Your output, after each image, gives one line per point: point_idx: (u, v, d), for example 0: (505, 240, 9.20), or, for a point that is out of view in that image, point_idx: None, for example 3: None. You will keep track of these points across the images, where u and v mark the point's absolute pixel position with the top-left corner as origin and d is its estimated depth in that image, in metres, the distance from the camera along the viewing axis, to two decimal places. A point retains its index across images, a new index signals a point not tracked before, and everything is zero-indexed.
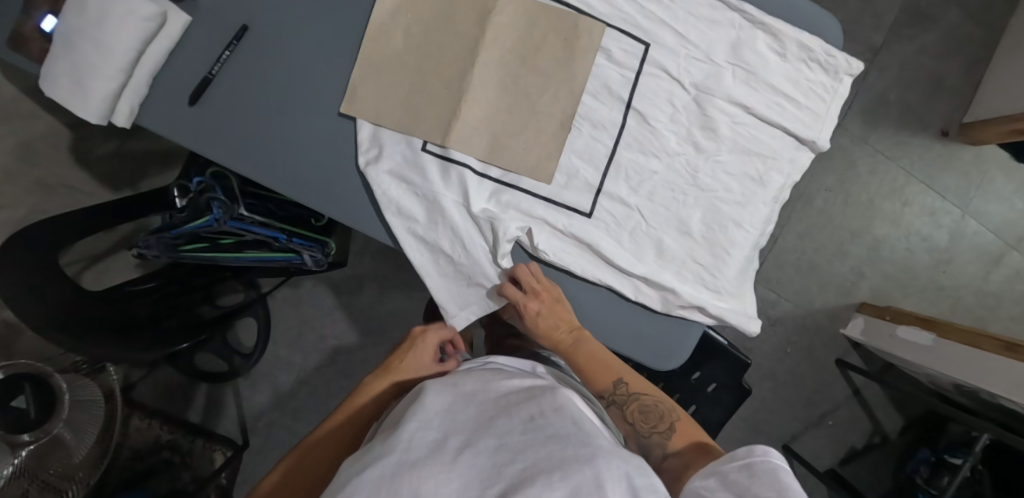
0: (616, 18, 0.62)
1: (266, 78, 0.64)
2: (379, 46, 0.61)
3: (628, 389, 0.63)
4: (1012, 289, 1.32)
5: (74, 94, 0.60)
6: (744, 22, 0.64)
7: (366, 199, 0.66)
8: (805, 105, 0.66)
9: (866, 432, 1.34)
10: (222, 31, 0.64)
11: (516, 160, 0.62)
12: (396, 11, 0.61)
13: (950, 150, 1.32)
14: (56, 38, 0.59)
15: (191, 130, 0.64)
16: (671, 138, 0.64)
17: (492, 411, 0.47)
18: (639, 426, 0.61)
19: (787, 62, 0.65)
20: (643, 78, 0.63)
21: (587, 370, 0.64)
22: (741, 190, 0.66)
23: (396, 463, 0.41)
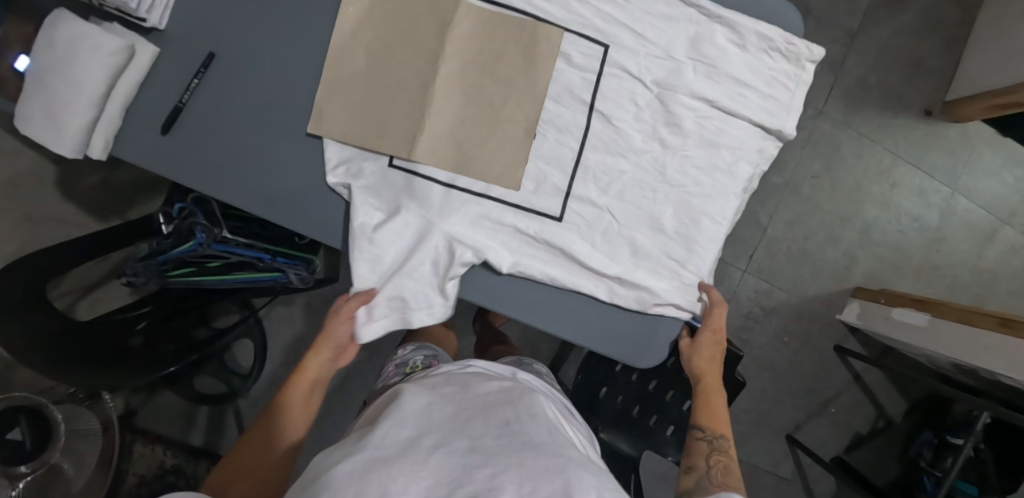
0: (575, 23, 0.63)
1: (235, 102, 0.65)
2: (341, 67, 0.62)
3: (726, 446, 0.58)
4: (1007, 264, 1.32)
5: (48, 130, 0.61)
6: (700, 16, 0.64)
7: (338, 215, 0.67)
8: (769, 94, 0.66)
9: (870, 417, 1.33)
10: (190, 60, 0.65)
11: (484, 169, 0.62)
12: (357, 32, 0.62)
13: (935, 129, 1.31)
14: (28, 78, 0.61)
15: (166, 159, 0.65)
16: (636, 136, 0.65)
17: (467, 410, 0.47)
18: (712, 472, 0.55)
19: (748, 53, 0.65)
20: (604, 79, 0.64)
21: (700, 410, 0.63)
22: (710, 183, 0.67)
23: (367, 459, 0.40)
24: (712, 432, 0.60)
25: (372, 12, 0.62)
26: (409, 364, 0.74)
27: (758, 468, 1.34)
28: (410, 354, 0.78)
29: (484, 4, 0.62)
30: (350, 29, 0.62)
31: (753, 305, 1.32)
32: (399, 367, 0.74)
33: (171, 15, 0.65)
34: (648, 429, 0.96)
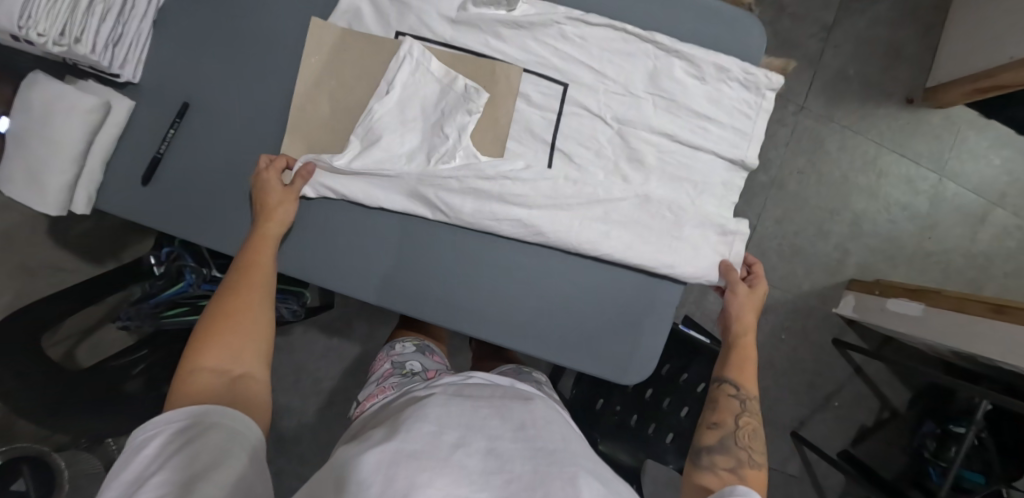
0: (530, 62, 0.65)
1: (208, 154, 0.67)
2: (304, 109, 0.65)
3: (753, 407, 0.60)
4: (1000, 246, 1.32)
5: (32, 191, 0.63)
6: (657, 51, 0.65)
7: (344, 208, 0.67)
8: (729, 124, 0.67)
9: (874, 409, 1.32)
10: (166, 110, 0.67)
11: (452, 206, 0.65)
12: (318, 71, 0.65)
13: (918, 117, 1.31)
14: (9, 141, 0.63)
15: (145, 210, 0.67)
16: (597, 171, 0.67)
17: (484, 413, 0.47)
18: (737, 431, 0.57)
19: (706, 84, 0.66)
20: (565, 117, 0.66)
21: (739, 364, 0.63)
22: (676, 219, 0.67)
23: (395, 451, 0.41)
24: (746, 389, 0.61)
25: (331, 61, 0.65)
26: (403, 367, 0.73)
27: None
28: (408, 356, 0.77)
29: (442, 48, 0.65)
30: (310, 78, 0.65)
31: None
32: (394, 368, 0.73)
33: (144, 69, 0.67)
34: (647, 438, 0.98)
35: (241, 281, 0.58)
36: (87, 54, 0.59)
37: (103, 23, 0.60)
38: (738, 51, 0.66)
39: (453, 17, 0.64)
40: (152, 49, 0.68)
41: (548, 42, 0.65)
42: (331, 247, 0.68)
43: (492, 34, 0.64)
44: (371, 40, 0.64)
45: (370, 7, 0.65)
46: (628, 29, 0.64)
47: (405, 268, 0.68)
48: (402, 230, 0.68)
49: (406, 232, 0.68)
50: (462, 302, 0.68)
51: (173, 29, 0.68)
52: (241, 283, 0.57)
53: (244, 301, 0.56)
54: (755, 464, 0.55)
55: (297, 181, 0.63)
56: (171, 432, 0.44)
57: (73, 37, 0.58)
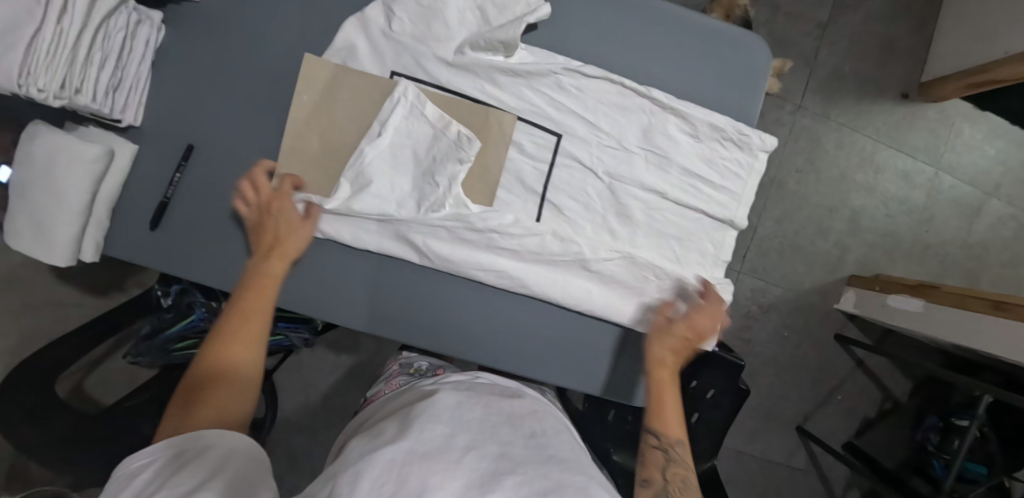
0: (526, 111, 0.64)
1: (215, 198, 0.67)
2: (296, 149, 0.64)
3: (681, 453, 0.53)
4: (996, 236, 1.34)
5: (38, 243, 0.61)
6: (653, 106, 0.64)
7: (336, 248, 0.66)
8: (720, 185, 0.66)
9: (876, 400, 1.35)
10: (171, 153, 0.67)
11: (439, 255, 0.64)
12: (307, 122, 0.64)
13: (913, 112, 1.32)
14: (11, 192, 0.61)
15: (157, 254, 0.67)
16: (586, 227, 0.66)
17: (492, 417, 0.47)
18: (668, 486, 0.51)
19: (700, 143, 0.65)
20: (556, 170, 0.65)
21: (659, 406, 0.55)
22: (658, 284, 0.66)
23: (407, 449, 0.40)
24: (669, 438, 0.53)
25: (321, 108, 0.64)
26: (413, 367, 0.72)
27: (772, 462, 1.36)
28: (417, 358, 0.75)
29: (437, 90, 0.64)
30: (299, 130, 0.64)
31: (750, 304, 1.33)
32: (403, 367, 0.72)
33: (145, 111, 0.67)
34: None
35: (244, 315, 0.55)
36: (87, 104, 0.58)
37: (101, 70, 0.59)
38: (739, 84, 0.66)
39: (450, 60, 0.63)
40: (152, 89, 0.67)
41: (543, 91, 0.64)
42: (319, 281, 0.66)
43: (489, 81, 0.64)
44: (376, 87, 0.63)
45: (368, 46, 0.64)
46: (624, 82, 0.63)
47: (391, 302, 0.67)
48: (393, 278, 0.67)
49: (395, 283, 0.67)
50: (454, 346, 0.68)
51: (172, 71, 0.67)
52: (250, 311, 0.55)
53: (247, 334, 0.54)
54: None
55: (308, 221, 0.62)
56: (162, 460, 0.43)
57: (72, 89, 0.56)
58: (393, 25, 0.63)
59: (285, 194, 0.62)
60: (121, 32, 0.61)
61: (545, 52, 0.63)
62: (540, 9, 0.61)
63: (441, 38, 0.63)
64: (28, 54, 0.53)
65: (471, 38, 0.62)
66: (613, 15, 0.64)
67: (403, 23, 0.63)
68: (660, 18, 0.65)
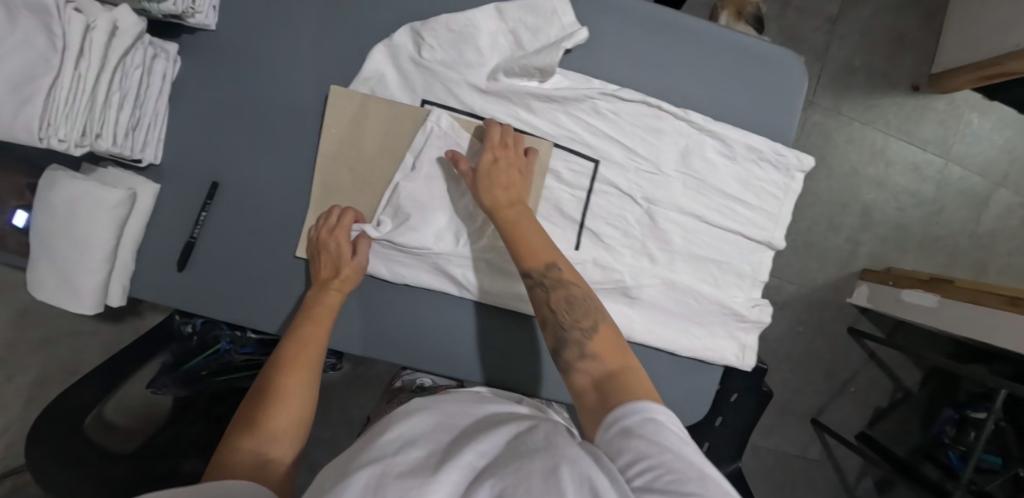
0: (562, 137, 0.63)
1: (242, 237, 0.65)
2: (328, 184, 0.63)
3: (557, 277, 0.53)
4: (1004, 225, 1.35)
5: (63, 292, 0.59)
6: (690, 129, 0.63)
7: (374, 284, 0.66)
8: (758, 206, 0.66)
9: (888, 390, 1.37)
10: (193, 191, 0.65)
11: (481, 287, 0.65)
12: (337, 157, 0.62)
13: (923, 104, 1.32)
14: (32, 243, 0.59)
15: (189, 296, 0.65)
16: (625, 252, 0.65)
17: (523, 452, 0.39)
18: (561, 317, 0.52)
19: (737, 164, 0.65)
20: (594, 197, 0.64)
21: (522, 245, 0.55)
22: (697, 306, 0.67)
23: (378, 472, 0.39)
24: (539, 272, 0.54)
25: (350, 142, 0.62)
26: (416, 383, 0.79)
27: (788, 455, 1.38)
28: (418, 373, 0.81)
29: (471, 119, 0.62)
30: (328, 166, 0.63)
31: None
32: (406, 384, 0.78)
33: (164, 148, 0.64)
34: None
35: (300, 348, 0.56)
36: (108, 147, 0.56)
37: (120, 111, 0.57)
38: (775, 102, 0.66)
39: (483, 86, 0.62)
40: (169, 124, 0.64)
41: (577, 116, 0.63)
42: (359, 314, 0.66)
43: (523, 106, 0.62)
44: (409, 117, 0.61)
45: (396, 73, 0.62)
46: (662, 105, 0.62)
47: (430, 333, 0.67)
48: (435, 313, 0.67)
49: (434, 317, 0.67)
50: (492, 376, 0.69)
51: (190, 104, 0.64)
52: (307, 340, 0.57)
53: (302, 366, 0.55)
54: (589, 358, 0.49)
55: (360, 245, 0.61)
56: None
57: (93, 135, 0.54)
58: (423, 52, 0.61)
59: (343, 227, 0.60)
60: (138, 70, 0.58)
61: (580, 76, 0.62)
62: (576, 33, 0.60)
63: (473, 64, 0.62)
64: (46, 105, 0.49)
65: (505, 63, 0.61)
66: (646, 35, 0.63)
67: (433, 49, 0.61)
68: (694, 37, 0.63)
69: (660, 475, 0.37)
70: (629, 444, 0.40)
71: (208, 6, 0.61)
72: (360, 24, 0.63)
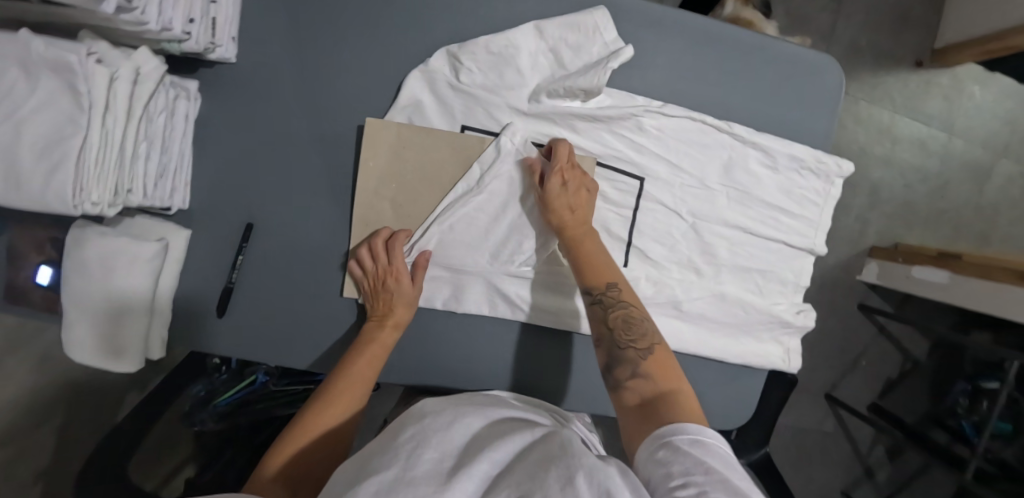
0: (608, 156, 0.62)
1: (284, 279, 0.63)
2: (368, 218, 0.61)
3: (619, 298, 0.54)
4: (1007, 196, 1.38)
5: (99, 350, 0.57)
6: (734, 142, 0.64)
7: (423, 317, 0.65)
8: (800, 214, 0.68)
9: (898, 361, 1.42)
10: (228, 235, 0.62)
11: (534, 310, 0.65)
12: (378, 192, 0.60)
13: (928, 79, 1.33)
14: (65, 303, 0.56)
15: (231, 342, 0.64)
16: (672, 268, 0.66)
17: (540, 460, 0.38)
18: (616, 335, 0.51)
19: (780, 174, 0.66)
20: (641, 215, 0.64)
21: (584, 263, 0.57)
22: (744, 316, 0.68)
23: (393, 477, 0.36)
24: (599, 287, 0.55)
25: (392, 172, 0.60)
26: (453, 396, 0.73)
27: (804, 430, 1.43)
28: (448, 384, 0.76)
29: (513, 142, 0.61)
30: (368, 200, 0.60)
31: None
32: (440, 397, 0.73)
33: (191, 191, 0.61)
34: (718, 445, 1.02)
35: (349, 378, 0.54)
36: (139, 201, 0.53)
37: (147, 162, 0.54)
38: (816, 108, 0.66)
39: (525, 110, 0.60)
40: (195, 166, 0.61)
41: (623, 134, 0.62)
42: (409, 347, 0.65)
43: (566, 127, 0.61)
44: (452, 145, 0.60)
45: (433, 100, 0.60)
46: (706, 120, 0.62)
47: (480, 362, 0.66)
48: (487, 341, 0.66)
49: (482, 345, 0.66)
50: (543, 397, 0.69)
51: (214, 145, 0.61)
52: (360, 372, 0.55)
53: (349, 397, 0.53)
54: (640, 373, 0.48)
55: (416, 269, 0.60)
56: None
57: (124, 193, 0.51)
58: (461, 76, 0.59)
59: (397, 270, 0.58)
60: (162, 114, 0.54)
61: (625, 94, 0.61)
62: (622, 52, 0.58)
63: (514, 87, 0.60)
64: (78, 170, 0.45)
65: (548, 84, 0.59)
66: (688, 49, 0.62)
67: (473, 73, 0.59)
68: (735, 45, 0.63)
69: (703, 492, 0.35)
70: (674, 458, 0.38)
71: (227, 38, 0.57)
72: (389, 50, 0.60)
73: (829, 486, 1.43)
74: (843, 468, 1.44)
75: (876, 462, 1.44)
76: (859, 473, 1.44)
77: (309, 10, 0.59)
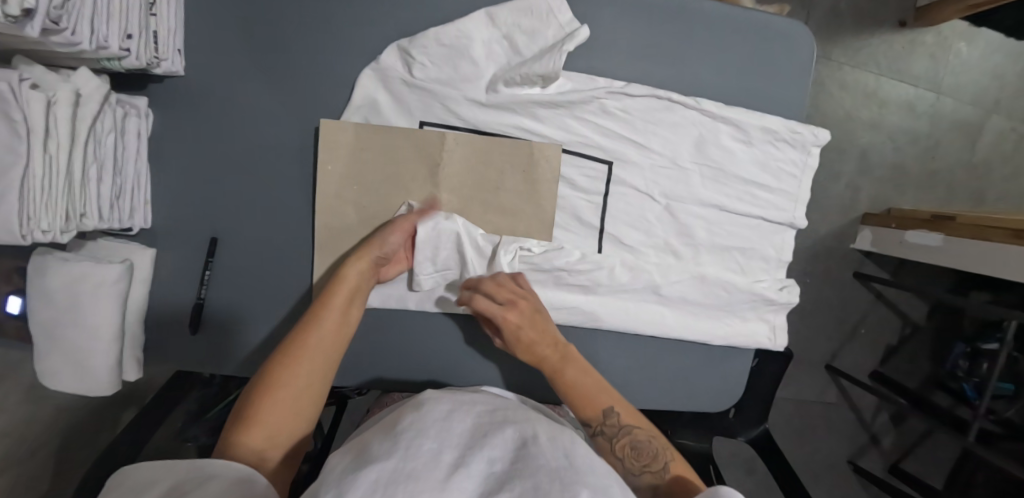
0: (575, 142, 0.61)
1: (256, 291, 0.63)
2: (332, 220, 0.60)
3: (620, 422, 0.55)
4: (999, 152, 1.35)
5: (75, 376, 0.56)
6: (703, 118, 0.62)
7: (400, 319, 0.64)
8: (777, 187, 0.66)
9: (898, 327, 1.40)
10: (194, 250, 0.61)
11: None
12: (341, 195, 0.59)
13: (912, 39, 1.29)
14: (36, 332, 0.56)
15: (208, 358, 0.63)
16: (650, 252, 0.65)
17: (535, 462, 0.38)
18: (628, 463, 0.54)
19: (754, 147, 0.65)
20: (611, 200, 0.63)
21: (572, 396, 0.57)
22: (729, 297, 0.67)
23: (395, 468, 0.36)
24: (597, 418, 0.55)
25: (352, 174, 0.58)
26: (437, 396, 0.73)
27: (807, 401, 1.42)
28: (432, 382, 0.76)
29: (473, 134, 0.59)
30: (330, 205, 0.59)
31: None
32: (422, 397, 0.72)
33: (152, 209, 0.60)
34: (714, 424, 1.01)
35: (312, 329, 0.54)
36: (96, 225, 0.52)
37: (101, 184, 0.53)
38: (789, 77, 0.64)
39: (484, 100, 0.58)
40: (154, 183, 0.60)
41: (588, 119, 0.60)
42: (388, 351, 0.64)
43: (528, 115, 0.60)
44: (410, 142, 0.58)
45: (389, 98, 0.59)
46: (672, 97, 0.61)
47: (461, 359, 0.66)
48: (467, 340, 0.66)
49: (462, 343, 0.65)
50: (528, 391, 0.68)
51: (171, 160, 0.60)
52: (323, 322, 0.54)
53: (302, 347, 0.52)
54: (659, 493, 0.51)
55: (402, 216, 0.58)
56: None
57: (77, 217, 0.50)
58: (414, 71, 0.57)
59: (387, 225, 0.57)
60: (111, 134, 0.53)
61: (585, 76, 0.59)
62: (577, 33, 0.56)
63: (470, 78, 0.58)
64: (24, 197, 0.44)
65: (504, 73, 0.58)
66: (651, 27, 0.60)
67: (426, 68, 0.57)
68: (697, 17, 0.61)
69: None
70: None
71: (173, 50, 0.55)
72: (342, 50, 0.58)
73: (835, 456, 1.43)
74: (848, 437, 1.43)
75: (882, 429, 1.44)
76: (865, 441, 1.43)
77: (255, 14, 0.57)
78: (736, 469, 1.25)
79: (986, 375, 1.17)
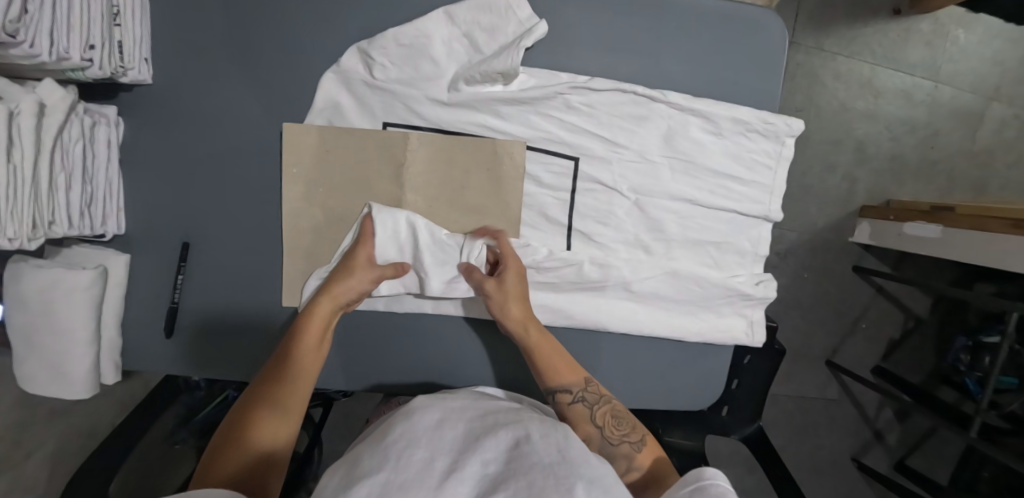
0: (540, 139, 0.60)
1: (228, 293, 0.63)
2: (300, 221, 0.60)
3: (598, 392, 0.58)
4: (1001, 140, 1.31)
5: (52, 381, 0.58)
6: (671, 110, 0.62)
7: (371, 320, 0.64)
8: (751, 179, 0.65)
9: (900, 321, 1.37)
10: (167, 255, 0.62)
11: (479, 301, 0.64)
12: (307, 197, 0.60)
13: (908, 26, 1.27)
14: (15, 338, 0.58)
15: (183, 361, 0.64)
16: (620, 249, 0.64)
17: (528, 461, 0.37)
18: (606, 431, 0.55)
19: (725, 139, 0.64)
20: (579, 196, 0.62)
21: (549, 364, 0.58)
22: (703, 291, 0.66)
23: (388, 481, 0.36)
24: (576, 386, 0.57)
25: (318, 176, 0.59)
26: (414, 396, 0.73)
27: (808, 398, 1.40)
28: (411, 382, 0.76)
29: (436, 133, 0.59)
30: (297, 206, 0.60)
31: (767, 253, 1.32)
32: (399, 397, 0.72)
33: (126, 215, 0.62)
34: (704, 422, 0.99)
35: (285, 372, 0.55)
36: (65, 232, 0.54)
37: (69, 192, 0.54)
38: (759, 68, 0.63)
39: (446, 99, 0.58)
40: (127, 190, 0.61)
41: (552, 115, 0.60)
42: (359, 352, 0.64)
43: (492, 113, 0.60)
44: (374, 142, 0.59)
45: (352, 100, 0.59)
46: (638, 91, 0.60)
47: (433, 360, 0.66)
48: (439, 339, 0.65)
49: (434, 342, 0.65)
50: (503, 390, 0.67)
51: (143, 167, 0.61)
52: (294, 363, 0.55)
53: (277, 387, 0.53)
54: (634, 463, 0.53)
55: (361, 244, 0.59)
56: None
57: (45, 225, 0.51)
58: (375, 72, 0.57)
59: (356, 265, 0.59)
60: (79, 143, 0.54)
61: (548, 72, 0.59)
62: (536, 28, 0.56)
63: (432, 77, 0.58)
64: None
65: (465, 71, 0.58)
66: (615, 22, 0.60)
67: (387, 69, 0.57)
68: (662, 10, 0.60)
69: None
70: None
71: (139, 59, 0.56)
72: (305, 54, 0.59)
73: (838, 453, 1.40)
74: (851, 433, 1.41)
75: (886, 426, 1.41)
76: (868, 437, 1.40)
77: (219, 22, 0.58)
78: (734, 467, 1.23)
79: (989, 367, 1.16)
